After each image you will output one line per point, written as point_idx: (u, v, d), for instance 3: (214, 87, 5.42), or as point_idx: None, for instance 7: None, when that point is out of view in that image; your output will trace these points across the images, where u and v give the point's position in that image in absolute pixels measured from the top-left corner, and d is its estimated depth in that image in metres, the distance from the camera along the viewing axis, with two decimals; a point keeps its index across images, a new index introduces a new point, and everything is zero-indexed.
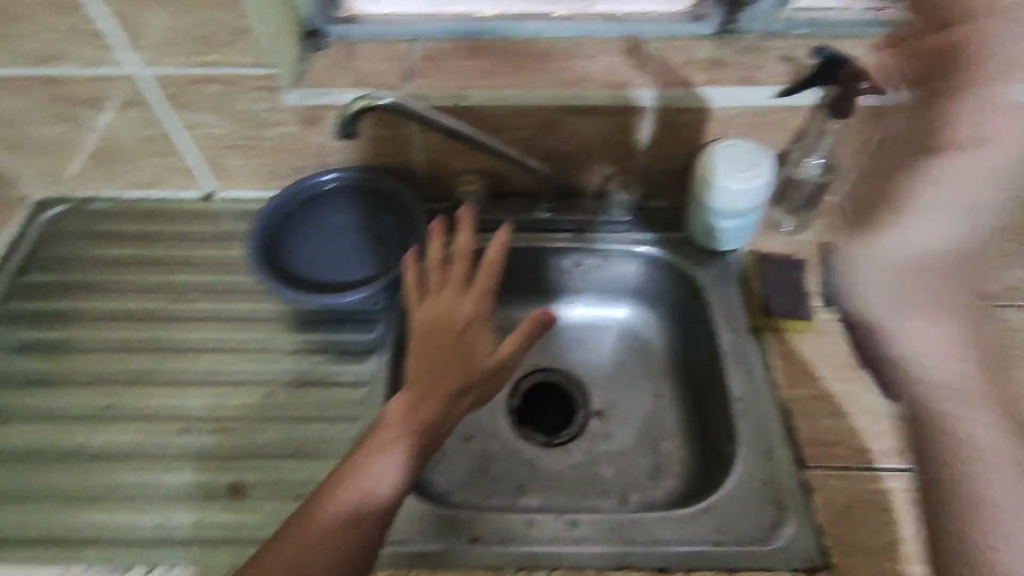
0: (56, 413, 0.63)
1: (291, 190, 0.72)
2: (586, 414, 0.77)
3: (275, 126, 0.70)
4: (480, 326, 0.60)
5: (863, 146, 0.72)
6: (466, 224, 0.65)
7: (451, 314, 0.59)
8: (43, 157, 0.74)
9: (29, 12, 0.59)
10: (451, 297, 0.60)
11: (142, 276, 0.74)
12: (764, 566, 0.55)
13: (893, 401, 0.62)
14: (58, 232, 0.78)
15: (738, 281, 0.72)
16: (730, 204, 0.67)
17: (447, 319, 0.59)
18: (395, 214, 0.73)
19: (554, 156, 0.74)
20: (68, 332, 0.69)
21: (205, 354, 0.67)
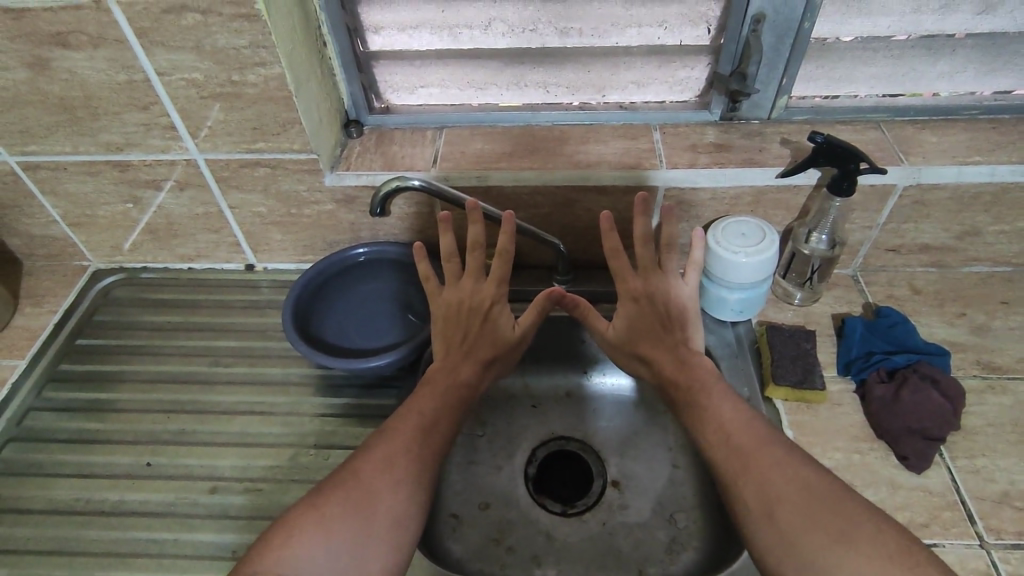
0: (93, 471, 0.67)
1: (327, 262, 0.76)
2: (603, 483, 0.77)
3: (314, 204, 0.76)
4: (500, 305, 0.66)
5: (865, 222, 0.76)
6: (475, 212, 0.64)
7: (470, 299, 0.66)
8: (106, 230, 0.82)
9: (110, 107, 0.67)
10: (470, 282, 0.66)
11: (182, 340, 0.79)
12: None
13: (908, 472, 0.63)
14: (110, 300, 0.84)
15: (749, 353, 0.74)
16: (739, 275, 0.70)
17: (467, 305, 0.66)
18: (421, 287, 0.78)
19: (570, 232, 0.79)
20: (111, 393, 0.74)
21: (235, 415, 0.71)
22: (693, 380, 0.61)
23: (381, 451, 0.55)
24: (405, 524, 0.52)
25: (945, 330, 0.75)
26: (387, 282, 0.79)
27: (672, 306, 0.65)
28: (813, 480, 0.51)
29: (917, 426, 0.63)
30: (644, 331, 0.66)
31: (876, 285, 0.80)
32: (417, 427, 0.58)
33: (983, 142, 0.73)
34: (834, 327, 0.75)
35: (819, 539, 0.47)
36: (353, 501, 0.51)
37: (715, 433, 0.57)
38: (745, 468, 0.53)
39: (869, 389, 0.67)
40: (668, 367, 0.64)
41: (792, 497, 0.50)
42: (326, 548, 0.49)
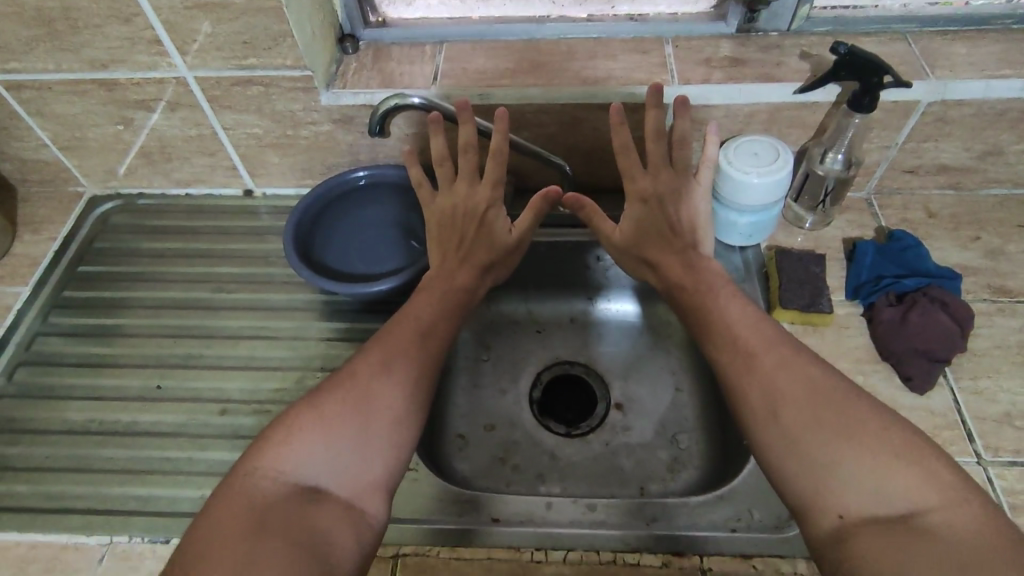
0: (105, 394, 0.68)
1: (325, 185, 0.74)
2: (606, 405, 0.78)
3: (311, 125, 0.74)
4: (496, 209, 0.67)
5: (884, 142, 0.73)
6: (466, 114, 0.62)
7: (466, 204, 0.67)
8: (99, 154, 0.79)
9: (91, 20, 0.64)
10: (464, 186, 0.66)
11: (183, 267, 0.78)
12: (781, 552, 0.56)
13: (912, 393, 0.63)
14: (109, 226, 0.83)
15: (757, 277, 0.73)
16: (749, 198, 0.68)
17: (462, 210, 0.67)
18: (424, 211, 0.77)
19: (576, 154, 0.76)
20: (117, 319, 0.74)
21: (241, 340, 0.71)
22: (698, 286, 0.62)
23: (380, 354, 0.56)
24: (406, 422, 0.53)
25: (958, 254, 0.73)
26: (386, 206, 0.78)
27: (679, 209, 0.65)
28: (815, 379, 0.51)
29: (924, 348, 0.63)
30: (649, 233, 0.65)
31: (890, 208, 0.78)
32: (417, 333, 0.59)
33: (1017, 54, 0.69)
34: (844, 251, 0.74)
35: (823, 436, 0.48)
36: (354, 400, 0.52)
37: (720, 339, 0.57)
38: (745, 370, 0.54)
39: (877, 312, 0.67)
40: (675, 270, 0.64)
41: (796, 396, 0.50)
42: (327, 443, 0.50)
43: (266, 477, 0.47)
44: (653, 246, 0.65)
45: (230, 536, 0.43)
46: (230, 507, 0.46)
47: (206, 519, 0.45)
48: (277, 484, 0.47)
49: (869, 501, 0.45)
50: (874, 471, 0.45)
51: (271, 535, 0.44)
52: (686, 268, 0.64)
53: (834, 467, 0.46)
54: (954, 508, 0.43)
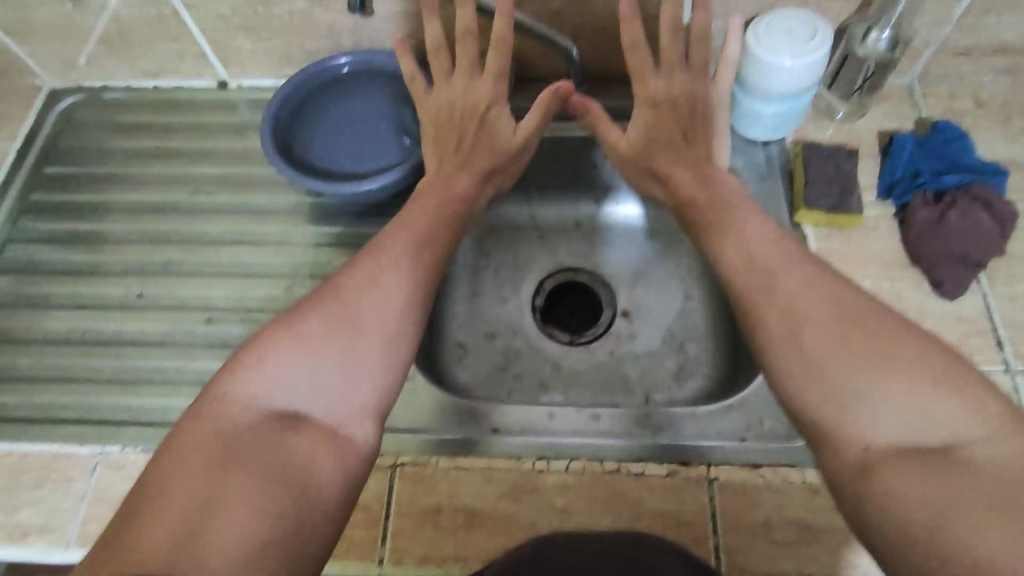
0: (85, 302, 0.64)
1: (304, 75, 0.67)
2: (612, 313, 0.75)
3: (284, 2, 0.65)
4: (497, 106, 0.61)
5: (938, 17, 0.64)
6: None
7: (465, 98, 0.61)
8: (53, 39, 0.71)
9: None
10: (462, 80, 0.61)
11: (158, 167, 0.72)
12: (790, 461, 0.55)
13: (942, 300, 0.59)
14: (74, 122, 0.76)
15: (780, 175, 0.67)
16: (779, 83, 0.61)
17: (460, 105, 0.61)
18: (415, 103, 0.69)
19: (584, 36, 0.68)
20: (91, 224, 0.69)
21: (224, 245, 0.67)
22: (712, 201, 0.57)
23: (366, 268, 0.52)
24: (395, 344, 0.50)
25: (1006, 148, 0.66)
26: (373, 98, 0.70)
27: (696, 113, 0.60)
28: (841, 299, 0.47)
29: (959, 251, 0.58)
30: (662, 140, 0.60)
31: (935, 96, 0.70)
32: (408, 245, 0.54)
33: None
34: (879, 145, 0.67)
35: (851, 361, 0.44)
36: (334, 324, 0.49)
37: (736, 257, 0.53)
38: (766, 290, 0.49)
39: (911, 213, 0.61)
40: (688, 184, 0.59)
41: (820, 318, 0.46)
42: (304, 369, 0.47)
43: (239, 401, 0.44)
44: (661, 149, 0.60)
45: (196, 465, 0.41)
46: (197, 435, 0.43)
47: (174, 445, 0.42)
48: (248, 411, 0.44)
49: (897, 432, 0.41)
50: (907, 398, 0.42)
51: (242, 465, 0.41)
52: (700, 174, 0.59)
53: (855, 400, 0.43)
54: (998, 441, 0.39)
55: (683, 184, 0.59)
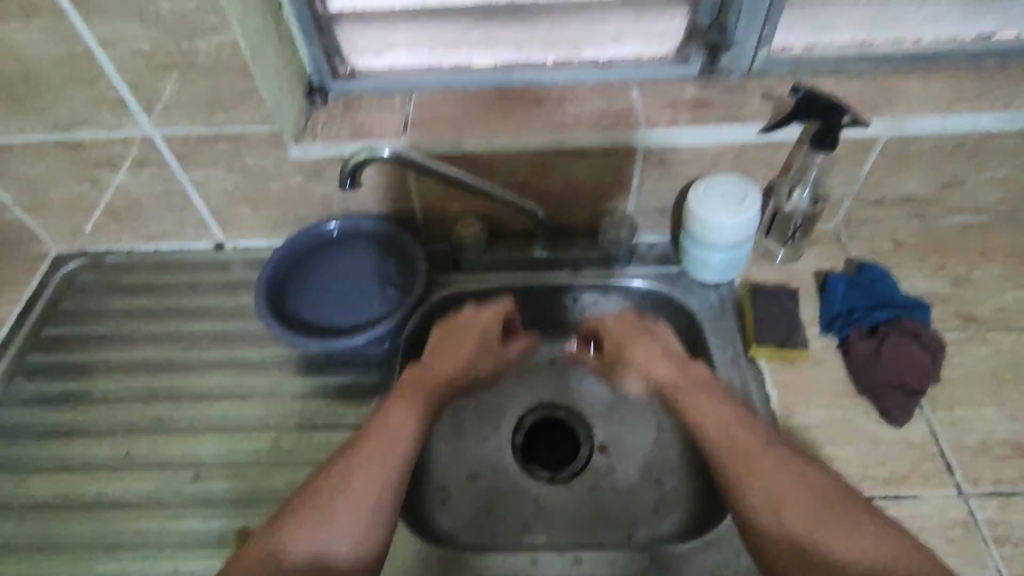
0: (71, 464, 0.65)
1: (293, 240, 0.75)
2: (590, 447, 0.77)
3: (282, 178, 0.73)
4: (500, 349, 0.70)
5: (849, 177, 0.75)
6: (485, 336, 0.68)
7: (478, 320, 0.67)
8: (64, 214, 0.77)
9: (53, 83, 0.63)
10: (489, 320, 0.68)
11: (153, 326, 0.76)
12: None
13: (891, 427, 0.64)
14: (75, 286, 0.81)
15: (732, 313, 0.74)
16: (721, 237, 0.69)
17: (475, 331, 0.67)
18: (398, 259, 0.76)
19: (548, 199, 0.77)
20: (84, 384, 0.71)
21: (215, 400, 0.69)
22: (686, 384, 0.62)
23: (361, 451, 0.54)
24: (383, 516, 0.52)
25: (926, 283, 0.75)
26: (360, 256, 0.77)
27: (654, 324, 0.69)
28: (809, 481, 0.52)
29: (897, 381, 0.64)
30: (636, 338, 0.68)
31: (859, 239, 0.79)
32: (404, 425, 0.56)
33: (969, 89, 0.72)
34: (815, 284, 0.75)
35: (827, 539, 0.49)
36: (351, 485, 0.52)
37: (716, 432, 0.57)
38: (731, 445, 0.56)
39: (851, 346, 0.67)
40: (667, 371, 0.64)
41: (794, 496, 0.52)
42: (326, 535, 0.49)
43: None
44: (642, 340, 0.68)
45: None
46: None
47: None
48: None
49: None
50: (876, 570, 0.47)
51: None
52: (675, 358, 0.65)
53: (822, 541, 0.49)
54: None
55: (657, 368, 0.66)
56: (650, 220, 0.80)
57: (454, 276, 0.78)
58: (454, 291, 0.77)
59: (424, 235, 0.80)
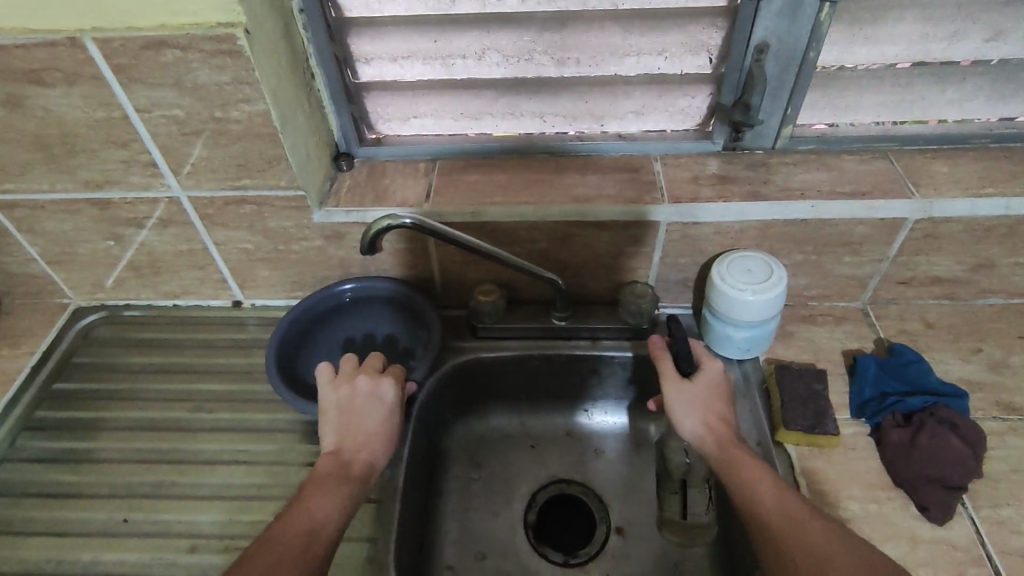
0: (67, 528, 0.63)
1: (309, 303, 0.74)
2: (606, 529, 0.73)
3: (303, 240, 0.74)
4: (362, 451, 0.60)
5: (876, 257, 0.73)
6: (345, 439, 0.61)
7: (705, 379, 0.64)
8: (86, 268, 0.78)
9: (88, 145, 0.64)
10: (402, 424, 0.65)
11: (162, 384, 0.75)
12: None
13: (931, 523, 0.60)
14: (90, 339, 0.80)
15: (758, 392, 0.71)
16: (745, 314, 0.68)
17: (707, 384, 0.64)
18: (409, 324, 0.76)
19: (569, 268, 0.76)
20: (89, 443, 0.70)
21: (219, 466, 0.67)
22: (734, 452, 0.58)
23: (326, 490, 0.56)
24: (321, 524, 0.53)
25: (961, 368, 0.72)
26: (365, 319, 0.76)
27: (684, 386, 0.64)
28: (749, 464, 0.57)
29: (938, 474, 0.60)
30: (704, 398, 0.63)
31: (887, 317, 0.77)
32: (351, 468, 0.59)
33: (997, 172, 0.71)
34: (845, 365, 0.72)
35: (788, 515, 0.52)
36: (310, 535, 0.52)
37: (706, 414, 0.62)
38: (759, 502, 0.54)
39: (885, 433, 0.64)
40: (707, 424, 0.61)
41: (764, 489, 0.54)
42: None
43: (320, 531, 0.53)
44: (690, 410, 0.62)
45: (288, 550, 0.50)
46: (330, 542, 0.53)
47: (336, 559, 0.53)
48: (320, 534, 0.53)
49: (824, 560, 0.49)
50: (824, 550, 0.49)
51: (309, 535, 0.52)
52: (727, 429, 0.60)
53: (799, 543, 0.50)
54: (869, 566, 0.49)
55: (729, 458, 0.58)
56: (670, 293, 0.78)
57: (470, 343, 0.76)
58: (470, 359, 0.76)
59: (442, 300, 0.80)
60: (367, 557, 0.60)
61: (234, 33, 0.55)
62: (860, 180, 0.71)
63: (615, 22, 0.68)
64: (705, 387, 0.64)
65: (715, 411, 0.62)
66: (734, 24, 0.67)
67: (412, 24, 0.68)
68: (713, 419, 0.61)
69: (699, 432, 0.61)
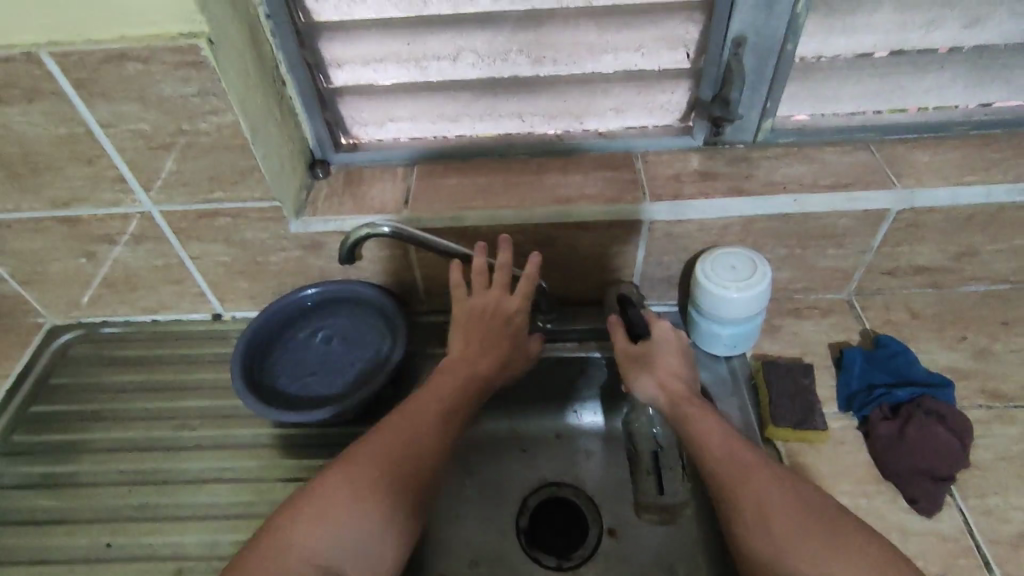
0: (50, 556, 0.62)
1: (266, 314, 0.72)
2: (599, 531, 0.73)
3: (281, 251, 0.72)
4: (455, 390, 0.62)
5: (860, 248, 0.73)
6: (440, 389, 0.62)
7: (655, 339, 0.65)
8: (59, 287, 0.76)
9: (53, 162, 0.63)
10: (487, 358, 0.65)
11: (144, 401, 0.74)
12: None
13: (921, 516, 0.60)
14: (68, 359, 0.78)
15: (747, 389, 0.70)
16: (731, 311, 0.67)
17: (653, 346, 0.65)
18: (378, 320, 0.74)
19: (552, 270, 0.76)
20: (70, 466, 0.69)
21: (203, 485, 0.66)
22: (687, 406, 0.59)
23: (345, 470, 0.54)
24: (335, 506, 0.52)
25: (947, 357, 0.72)
26: (333, 320, 0.74)
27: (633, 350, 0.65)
28: (703, 420, 0.57)
29: (926, 466, 0.60)
30: (652, 357, 0.64)
31: (873, 308, 0.77)
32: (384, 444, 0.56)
33: (978, 159, 0.71)
34: (831, 358, 0.72)
35: (741, 469, 0.53)
36: (381, 463, 0.55)
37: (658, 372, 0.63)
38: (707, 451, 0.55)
39: (873, 427, 0.64)
40: (663, 384, 0.62)
41: (714, 441, 0.56)
42: (327, 528, 0.52)
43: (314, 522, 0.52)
44: (648, 372, 0.63)
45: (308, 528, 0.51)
46: (326, 516, 0.52)
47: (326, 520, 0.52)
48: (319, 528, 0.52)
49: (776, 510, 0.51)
50: (774, 502, 0.51)
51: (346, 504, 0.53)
52: (681, 387, 0.62)
53: (751, 494, 0.52)
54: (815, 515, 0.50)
55: (683, 414, 0.59)
56: (656, 290, 0.78)
57: None
58: None
59: (425, 306, 0.79)
60: None
61: (198, 45, 0.54)
62: (842, 172, 0.71)
63: (591, 19, 0.66)
64: (659, 350, 0.64)
65: (669, 370, 0.63)
66: (711, 19, 0.66)
67: (383, 27, 0.66)
68: (658, 375, 0.63)
69: (659, 393, 0.62)
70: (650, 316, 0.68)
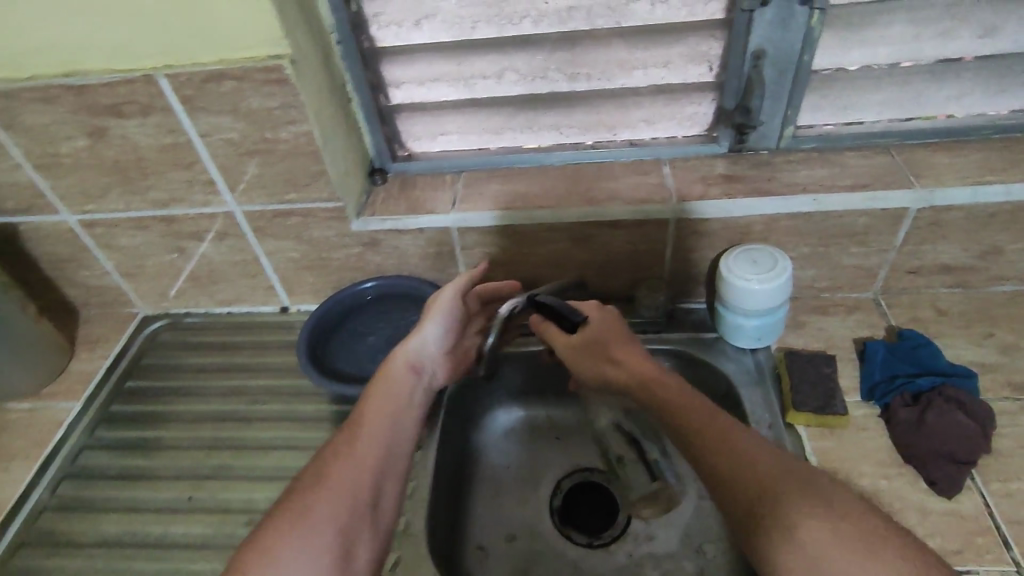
0: (138, 506, 0.71)
1: (329, 304, 0.82)
2: (628, 514, 0.77)
3: (343, 248, 0.81)
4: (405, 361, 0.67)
5: (883, 247, 0.76)
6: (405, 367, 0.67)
7: (592, 327, 0.67)
8: (153, 280, 0.87)
9: (157, 167, 0.74)
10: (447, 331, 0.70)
11: (220, 380, 0.83)
12: None
13: (941, 496, 0.62)
14: (157, 344, 0.89)
15: (770, 379, 0.74)
16: (752, 302, 0.71)
17: (589, 335, 0.67)
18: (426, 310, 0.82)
19: (586, 267, 0.82)
20: (158, 433, 0.78)
21: (270, 451, 0.74)
22: (678, 404, 0.58)
23: (301, 501, 0.55)
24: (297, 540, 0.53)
25: (972, 352, 0.74)
26: (386, 310, 0.83)
27: (588, 339, 0.67)
28: (718, 426, 0.55)
29: (945, 449, 0.63)
30: (604, 346, 0.66)
31: (899, 306, 0.80)
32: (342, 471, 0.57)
33: (998, 161, 0.74)
34: (855, 352, 0.75)
35: (756, 477, 0.51)
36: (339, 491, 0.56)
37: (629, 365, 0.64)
38: (721, 462, 0.53)
39: (893, 413, 0.67)
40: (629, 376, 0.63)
41: (723, 447, 0.53)
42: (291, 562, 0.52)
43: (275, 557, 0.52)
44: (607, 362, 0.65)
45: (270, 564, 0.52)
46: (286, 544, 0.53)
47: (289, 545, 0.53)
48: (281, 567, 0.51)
49: (797, 523, 0.48)
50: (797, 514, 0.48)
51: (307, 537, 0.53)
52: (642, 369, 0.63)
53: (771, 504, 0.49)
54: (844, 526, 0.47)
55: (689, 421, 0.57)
56: (684, 288, 0.83)
57: None
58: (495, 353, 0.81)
59: None
60: (405, 529, 0.66)
61: (282, 64, 0.64)
62: (862, 174, 0.75)
63: (620, 38, 0.74)
64: (602, 335, 0.67)
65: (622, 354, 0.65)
66: (731, 35, 0.72)
67: (436, 51, 0.75)
68: (609, 362, 0.65)
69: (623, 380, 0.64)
70: (587, 309, 0.70)
